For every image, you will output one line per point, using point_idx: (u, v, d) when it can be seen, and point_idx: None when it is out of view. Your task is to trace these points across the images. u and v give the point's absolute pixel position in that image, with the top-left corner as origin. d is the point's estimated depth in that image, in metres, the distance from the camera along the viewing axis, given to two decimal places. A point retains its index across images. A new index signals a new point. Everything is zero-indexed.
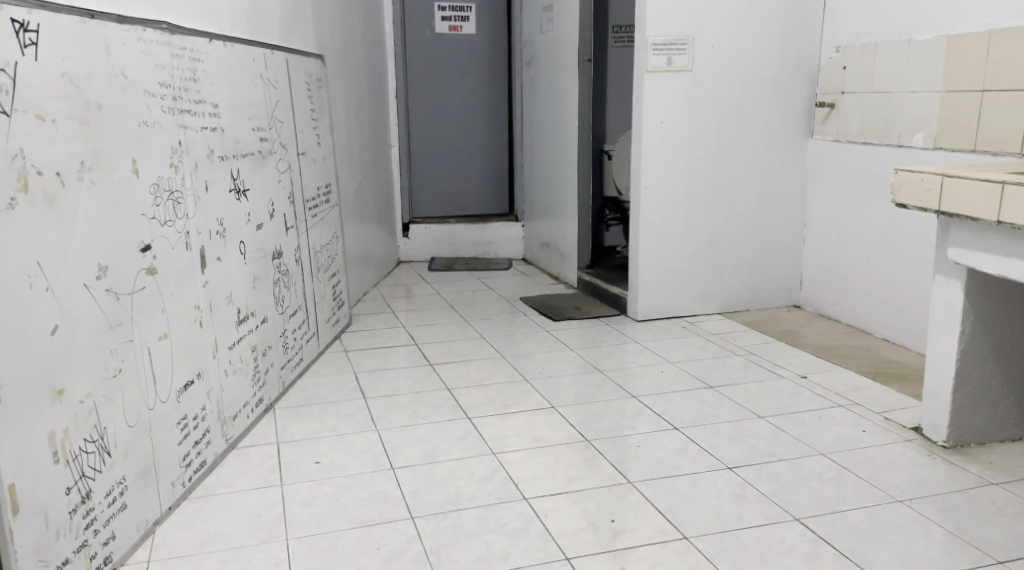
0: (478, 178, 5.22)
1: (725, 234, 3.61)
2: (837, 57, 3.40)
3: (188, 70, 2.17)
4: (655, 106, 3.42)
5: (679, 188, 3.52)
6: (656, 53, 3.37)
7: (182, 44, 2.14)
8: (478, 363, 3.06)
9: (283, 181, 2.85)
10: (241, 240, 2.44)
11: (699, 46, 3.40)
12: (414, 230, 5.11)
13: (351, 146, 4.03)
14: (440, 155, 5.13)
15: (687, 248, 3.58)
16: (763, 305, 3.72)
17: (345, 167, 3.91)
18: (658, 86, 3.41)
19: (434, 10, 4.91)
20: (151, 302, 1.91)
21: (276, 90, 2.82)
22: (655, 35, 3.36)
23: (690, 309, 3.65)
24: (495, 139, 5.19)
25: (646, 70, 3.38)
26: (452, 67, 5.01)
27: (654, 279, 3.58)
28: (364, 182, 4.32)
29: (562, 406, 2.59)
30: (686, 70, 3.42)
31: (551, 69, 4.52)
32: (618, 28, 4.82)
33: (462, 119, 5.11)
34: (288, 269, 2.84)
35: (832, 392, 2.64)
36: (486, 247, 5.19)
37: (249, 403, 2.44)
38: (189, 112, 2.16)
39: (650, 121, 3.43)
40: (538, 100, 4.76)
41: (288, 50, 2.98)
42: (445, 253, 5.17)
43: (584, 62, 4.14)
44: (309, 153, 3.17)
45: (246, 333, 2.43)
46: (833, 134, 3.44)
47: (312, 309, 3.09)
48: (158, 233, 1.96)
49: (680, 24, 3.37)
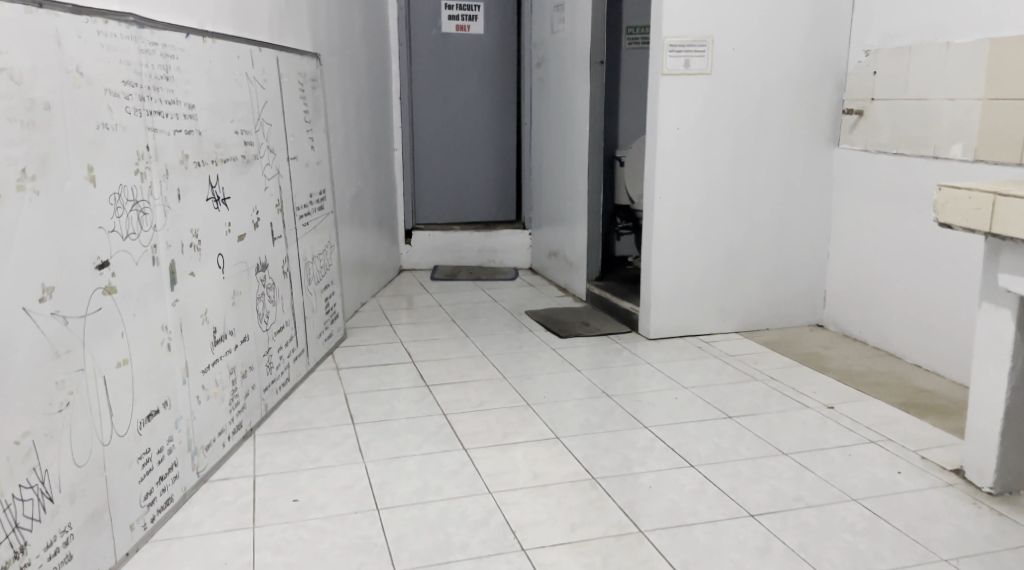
0: (484, 184, 5.02)
1: (743, 249, 3.39)
2: (867, 60, 3.18)
3: (160, 67, 1.97)
4: (671, 110, 3.21)
5: (695, 198, 3.31)
6: (673, 55, 3.16)
7: (152, 39, 1.94)
8: (478, 385, 2.85)
9: (270, 188, 2.65)
10: (218, 252, 2.25)
11: (718, 47, 3.19)
12: (417, 237, 4.91)
13: (350, 149, 3.83)
14: (444, 159, 4.93)
15: (703, 263, 3.37)
16: (784, 323, 3.51)
17: (343, 172, 3.71)
18: (675, 91, 3.20)
19: (441, 9, 4.71)
20: (107, 324, 1.72)
21: (264, 90, 2.63)
22: (672, 36, 3.14)
23: (706, 327, 3.43)
24: (502, 143, 4.99)
25: (662, 72, 3.17)
26: (459, 68, 4.82)
27: (669, 295, 3.37)
28: (363, 187, 4.13)
29: (566, 437, 2.37)
30: (705, 73, 3.20)
31: (562, 71, 4.31)
32: (633, 28, 4.60)
33: (468, 123, 4.91)
34: (274, 283, 2.65)
35: (861, 425, 2.42)
36: (492, 256, 4.98)
37: (225, 430, 2.24)
38: (160, 113, 1.96)
39: (665, 126, 3.22)
40: (547, 104, 4.56)
41: (278, 47, 2.78)
42: (449, 262, 4.96)
43: (596, 64, 3.93)
44: (301, 157, 2.97)
45: (222, 354, 2.23)
46: (861, 143, 3.23)
47: (301, 324, 2.89)
48: (118, 247, 1.76)
49: (699, 24, 3.16)
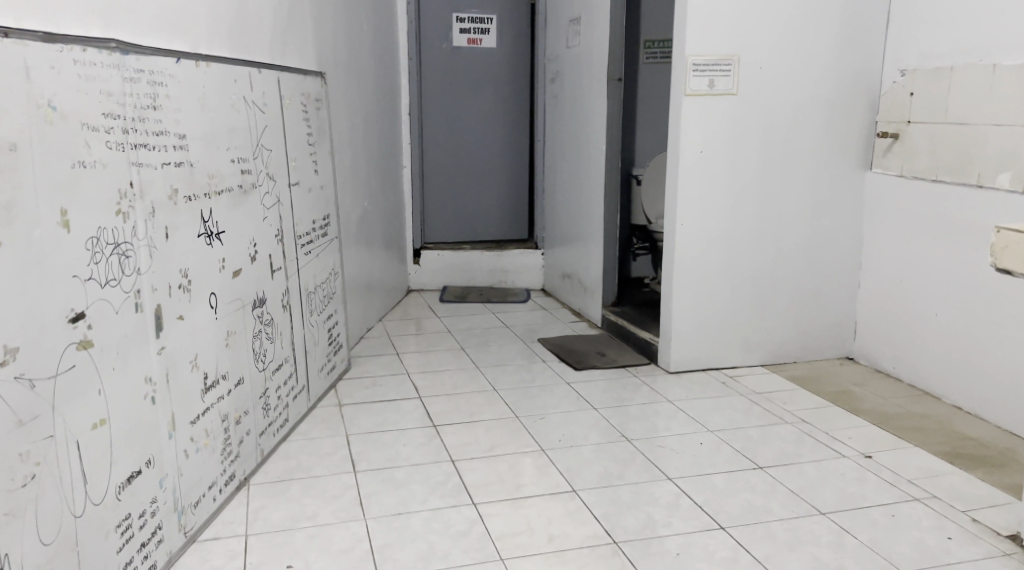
0: (496, 201, 4.87)
1: (769, 277, 3.22)
2: (903, 80, 3.01)
3: (146, 96, 1.82)
4: (693, 133, 3.04)
5: (718, 226, 3.14)
6: (697, 75, 2.99)
7: (138, 65, 1.79)
8: (488, 424, 2.68)
9: (269, 218, 2.50)
10: (211, 291, 2.09)
11: (745, 67, 3.02)
12: (426, 256, 4.75)
13: (356, 169, 3.68)
14: (455, 176, 4.78)
15: (727, 293, 3.19)
16: (812, 356, 3.33)
17: (349, 193, 3.56)
18: (698, 113, 3.03)
19: (452, 21, 4.56)
20: (82, 382, 1.56)
21: (264, 114, 2.47)
22: (696, 55, 2.97)
23: (729, 360, 3.26)
24: (515, 159, 4.83)
25: (685, 93, 3.00)
26: (470, 82, 4.66)
27: (690, 327, 3.19)
28: (370, 207, 3.97)
29: (584, 491, 2.20)
30: (729, 93, 3.03)
31: (577, 87, 4.14)
32: (651, 42, 4.44)
33: (480, 139, 4.75)
34: (273, 318, 2.49)
35: (902, 479, 2.25)
36: (503, 276, 4.81)
37: (217, 483, 2.09)
38: (147, 146, 1.81)
39: (688, 150, 3.05)
40: (561, 120, 4.39)
41: (279, 66, 2.63)
42: (458, 283, 4.80)
43: (614, 80, 3.76)
44: (303, 182, 2.82)
45: (214, 401, 2.08)
46: (897, 168, 3.06)
47: (302, 359, 2.74)
48: (96, 296, 1.61)
49: (725, 42, 2.99)
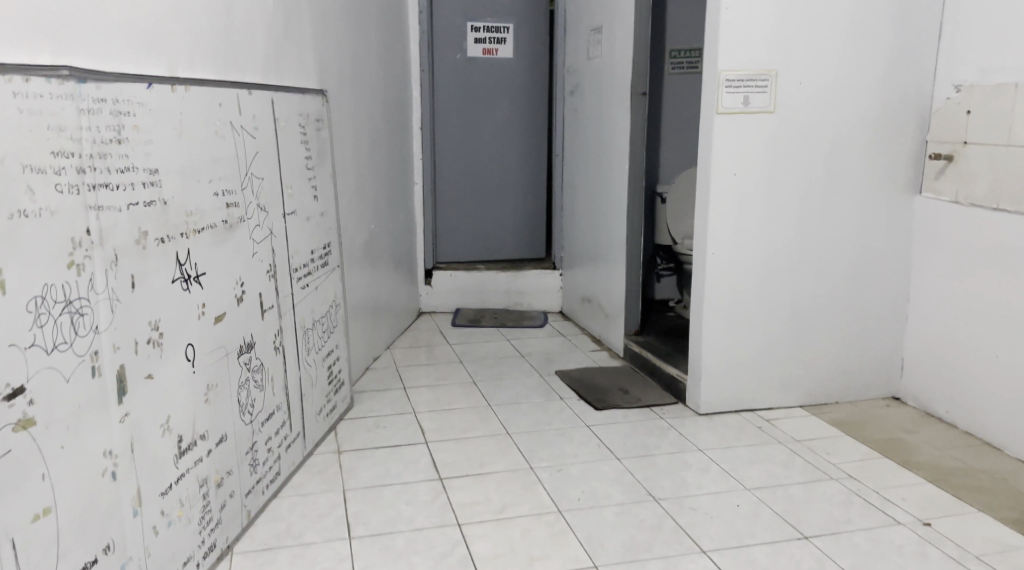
0: (512, 218, 4.63)
1: (809, 311, 2.96)
2: (958, 96, 2.77)
3: (110, 129, 1.59)
4: (726, 154, 2.79)
5: (753, 255, 2.89)
6: (731, 91, 2.74)
7: (99, 94, 1.56)
8: (499, 478, 2.44)
9: (260, 253, 2.27)
10: (188, 342, 1.87)
11: (783, 82, 2.78)
12: (438, 277, 4.51)
13: (362, 189, 3.45)
14: (470, 193, 4.55)
15: (762, 327, 2.94)
16: (855, 396, 3.06)
17: (353, 216, 3.33)
18: (731, 132, 2.78)
19: (466, 31, 4.33)
20: (20, 468, 1.35)
21: (255, 140, 2.25)
22: (729, 69, 2.72)
23: (765, 401, 2.99)
24: (532, 174, 4.59)
25: (717, 110, 2.75)
26: (485, 94, 4.42)
27: (722, 365, 2.93)
28: (378, 228, 3.74)
29: (607, 566, 1.96)
30: (766, 111, 2.78)
31: (598, 100, 3.90)
32: (677, 52, 4.18)
33: (496, 154, 4.52)
34: (263, 364, 2.26)
35: (968, 555, 2.00)
36: (519, 298, 4.56)
37: (193, 558, 1.86)
38: (109, 186, 1.58)
39: (720, 173, 2.80)
40: (581, 135, 4.15)
41: (274, 86, 2.41)
42: (472, 305, 4.56)
43: (638, 95, 3.50)
44: (301, 210, 2.60)
45: (189, 466, 1.85)
46: (951, 193, 2.82)
47: (297, 404, 2.51)
48: (41, 365, 1.39)
49: (762, 56, 2.74)
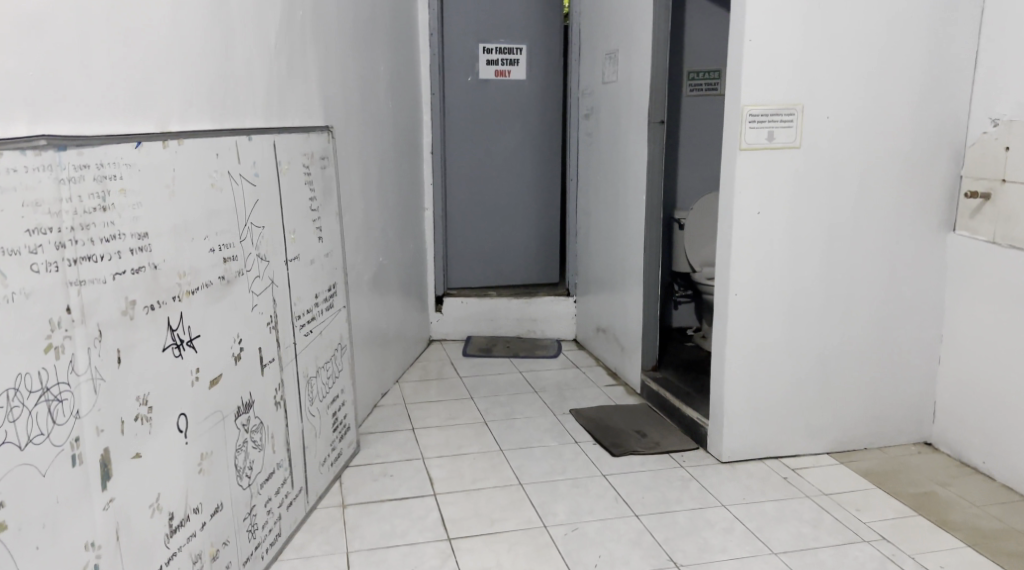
0: (525, 243, 4.54)
1: (836, 353, 2.83)
2: (996, 131, 2.65)
3: (94, 196, 1.49)
4: (750, 193, 2.67)
5: (779, 296, 2.76)
6: (755, 126, 2.62)
7: (81, 161, 1.46)
8: (512, 537, 2.32)
9: (261, 306, 2.16)
10: (181, 412, 1.76)
11: (810, 116, 2.65)
12: (448, 303, 4.39)
13: (370, 221, 3.35)
14: (483, 217, 4.46)
15: (787, 371, 2.81)
16: (884, 441, 2.93)
17: (361, 250, 3.22)
18: (755, 168, 2.66)
19: (478, 53, 4.23)
20: None
21: (255, 187, 2.15)
22: (753, 104, 2.60)
23: (790, 447, 2.86)
24: (546, 198, 4.50)
25: (740, 147, 2.63)
26: (497, 117, 4.33)
27: (746, 411, 2.80)
28: (387, 258, 3.63)
29: None
30: (792, 146, 2.66)
31: (614, 125, 3.78)
32: (695, 73, 4.05)
33: (509, 178, 4.43)
34: (263, 422, 2.15)
35: None
36: (531, 326, 4.43)
37: None
38: (92, 257, 1.48)
39: (744, 212, 2.68)
40: (596, 160, 4.02)
41: (275, 128, 2.31)
42: (484, 332, 4.43)
43: (655, 123, 3.37)
44: (305, 254, 2.49)
45: (182, 545, 1.75)
46: (987, 232, 2.69)
47: (300, 458, 2.40)
48: (13, 463, 1.29)
49: (788, 89, 2.63)
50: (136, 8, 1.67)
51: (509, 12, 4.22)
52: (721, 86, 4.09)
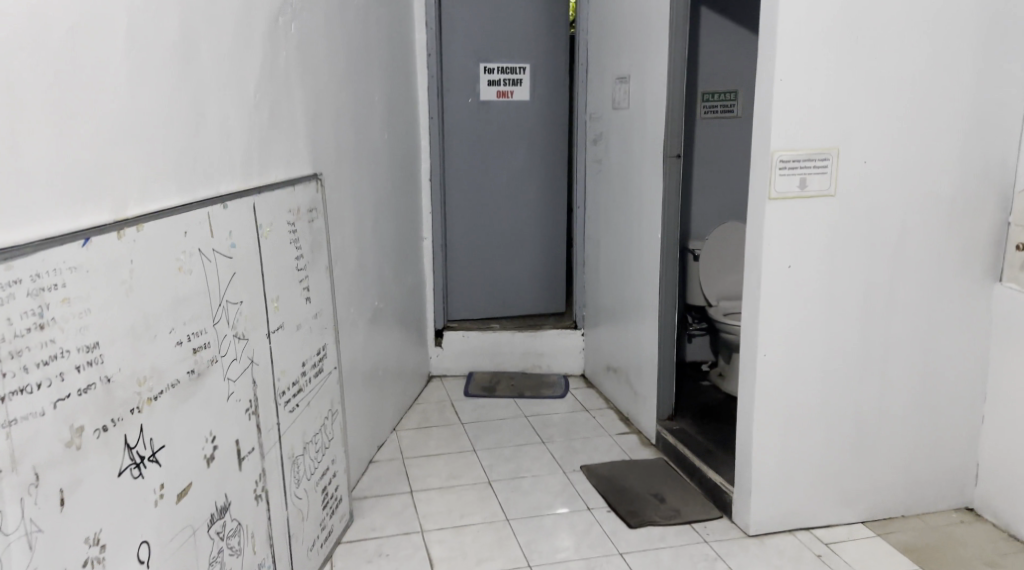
0: (530, 271, 4.30)
1: (872, 414, 2.61)
2: None
3: (27, 313, 1.28)
4: (780, 245, 2.44)
5: (812, 354, 2.54)
6: (785, 174, 2.39)
7: (10, 277, 1.26)
8: None
9: (238, 392, 1.93)
10: (142, 540, 1.53)
11: (845, 161, 2.43)
12: (449, 337, 4.15)
13: (365, 263, 3.11)
14: (485, 245, 4.22)
15: (820, 435, 2.58)
16: (922, 508, 2.71)
17: (354, 297, 2.98)
18: (785, 218, 2.42)
19: (479, 73, 3.98)
20: None
21: (231, 260, 1.92)
22: (782, 149, 2.38)
23: (822, 517, 2.64)
24: (551, 224, 4.26)
25: (769, 196, 2.40)
26: (500, 141, 4.09)
27: (775, 479, 2.57)
28: (383, 300, 3.40)
29: None
30: (827, 193, 2.44)
31: (625, 153, 3.53)
32: (710, 95, 3.80)
33: (513, 203, 4.19)
34: (241, 523, 1.92)
35: None
36: (537, 360, 4.18)
37: None
38: (28, 387, 1.28)
39: (773, 265, 2.45)
40: (605, 188, 3.78)
41: (256, 189, 2.07)
42: (487, 367, 4.19)
43: (672, 157, 3.12)
44: (291, 320, 2.25)
45: None
46: None
47: (285, 550, 2.16)
48: None
49: (822, 133, 2.41)
50: (86, 88, 1.46)
51: (511, 30, 3.97)
52: (737, 107, 3.84)
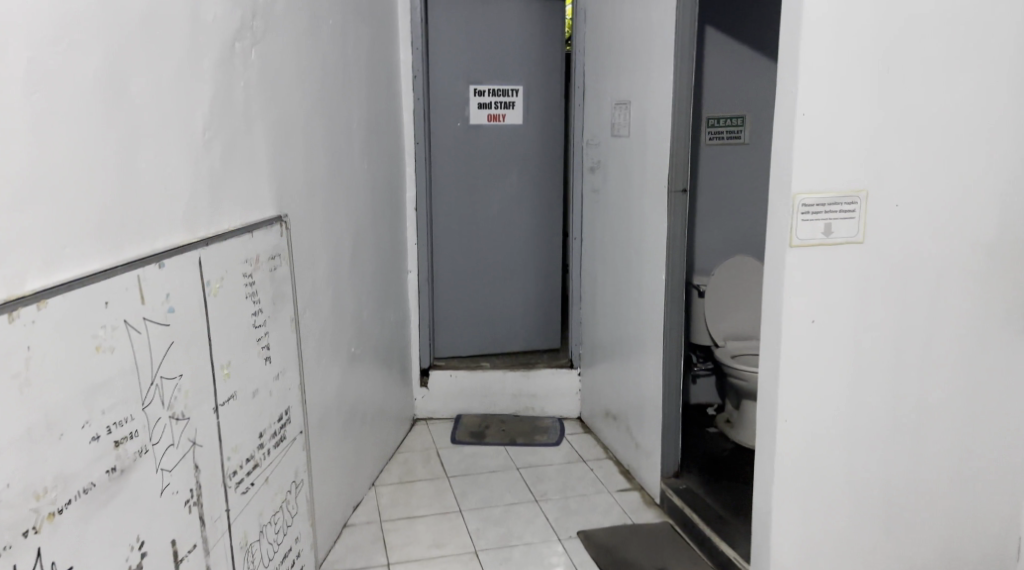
0: (522, 305, 4.03)
1: (901, 483, 2.34)
2: None
3: None
4: (802, 298, 2.17)
5: (836, 419, 2.26)
6: (808, 220, 2.12)
7: None
8: None
9: (175, 483, 1.65)
10: None
11: (874, 204, 2.17)
12: (435, 377, 3.86)
13: (340, 306, 2.82)
14: (476, 278, 3.95)
15: (844, 507, 2.31)
16: None
17: (328, 346, 2.70)
18: (807, 270, 2.16)
19: (469, 95, 3.72)
20: None
21: (168, 327, 1.64)
22: (805, 192, 2.11)
23: None
24: (545, 256, 3.99)
25: (791, 244, 2.13)
26: (491, 167, 3.82)
27: (796, 558, 2.30)
28: (362, 344, 3.11)
29: None
30: (854, 241, 2.18)
31: (625, 185, 3.25)
32: (716, 120, 3.53)
33: (505, 233, 3.92)
34: None
35: None
36: (530, 401, 3.90)
37: None
38: None
39: (795, 321, 2.18)
40: (604, 221, 3.51)
41: (203, 241, 1.78)
42: (476, 409, 3.91)
43: (676, 192, 2.85)
44: (245, 387, 1.97)
45: None
46: None
47: None
48: None
49: (849, 174, 2.14)
50: None
51: (503, 50, 3.70)
52: (745, 133, 3.57)
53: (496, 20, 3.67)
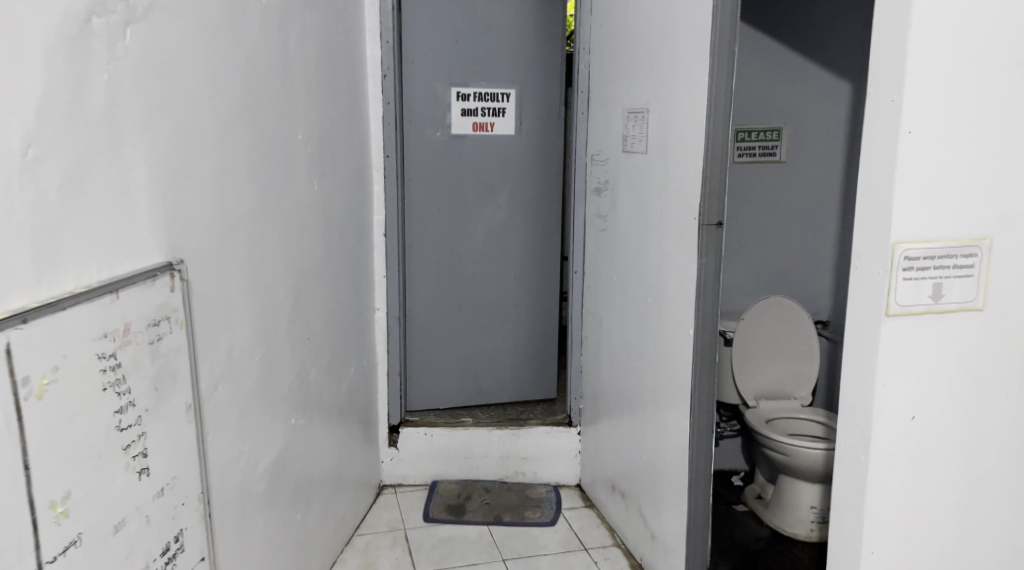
0: (512, 349, 3.41)
1: None
2: None
3: None
4: (897, 387, 1.56)
5: (938, 548, 1.66)
6: (911, 280, 1.51)
7: None
8: None
9: None
10: None
11: (999, 257, 1.57)
12: (407, 436, 3.23)
13: (276, 367, 2.18)
14: (457, 316, 3.33)
15: None
16: None
17: (257, 423, 2.06)
18: (907, 349, 1.55)
19: (451, 99, 3.10)
20: None
21: None
22: (907, 242, 1.50)
23: None
24: (539, 289, 3.38)
25: (886, 313, 1.52)
26: (476, 185, 3.20)
27: None
28: (312, 409, 2.48)
29: None
30: (971, 307, 1.57)
31: (639, 212, 2.63)
32: (748, 134, 2.93)
33: (493, 264, 3.30)
34: None
35: None
36: (521, 465, 3.27)
37: None
38: None
39: (886, 420, 1.57)
40: (611, 254, 2.89)
41: (15, 317, 1.16)
42: (456, 474, 3.28)
43: (709, 227, 2.23)
44: (100, 526, 1.35)
45: None
46: None
47: None
48: None
49: (968, 214, 1.53)
50: None
51: (490, 47, 3.09)
52: (782, 150, 2.96)
53: (482, 11, 3.06)
